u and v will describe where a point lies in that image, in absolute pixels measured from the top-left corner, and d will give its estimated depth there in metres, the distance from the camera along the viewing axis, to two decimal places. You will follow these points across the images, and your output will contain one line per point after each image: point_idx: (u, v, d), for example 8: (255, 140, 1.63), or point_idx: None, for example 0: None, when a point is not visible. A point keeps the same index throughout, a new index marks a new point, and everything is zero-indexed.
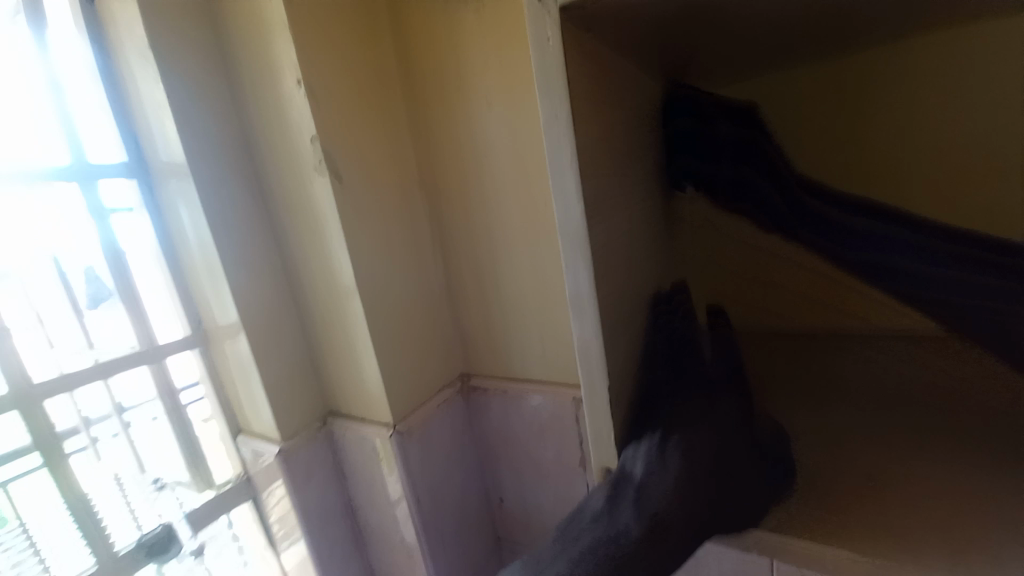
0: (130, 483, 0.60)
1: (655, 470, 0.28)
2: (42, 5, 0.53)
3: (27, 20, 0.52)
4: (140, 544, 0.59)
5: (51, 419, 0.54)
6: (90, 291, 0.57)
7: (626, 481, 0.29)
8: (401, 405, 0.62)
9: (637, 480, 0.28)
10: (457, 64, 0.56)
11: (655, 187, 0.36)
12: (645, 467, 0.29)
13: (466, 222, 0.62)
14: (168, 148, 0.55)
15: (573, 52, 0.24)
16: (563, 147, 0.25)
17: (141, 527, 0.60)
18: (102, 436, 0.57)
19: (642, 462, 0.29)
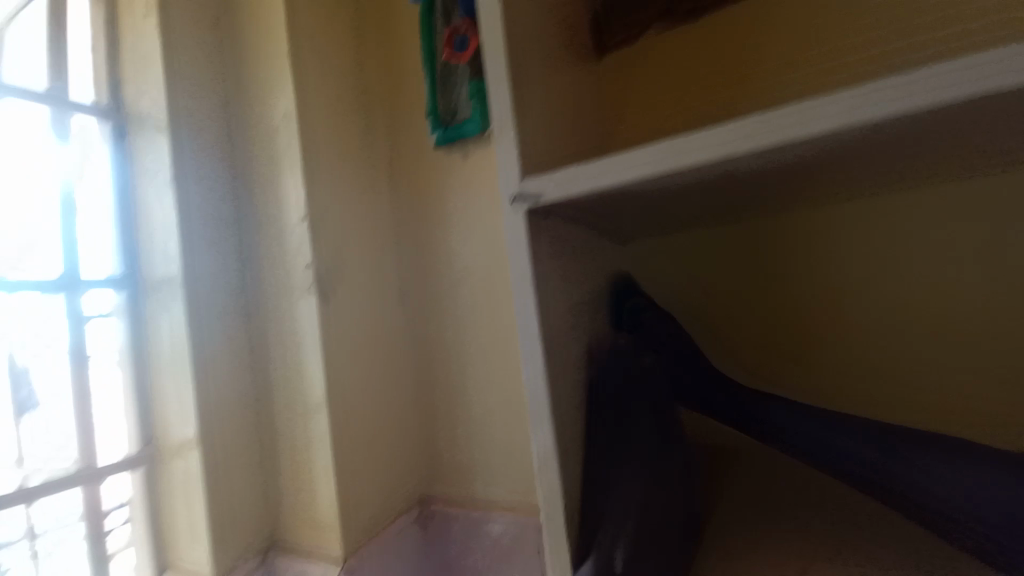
0: None
1: (602, 569, 0.30)
2: (75, 135, 0.60)
3: (55, 141, 0.58)
4: None
5: None
6: (17, 399, 0.52)
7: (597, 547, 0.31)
8: (355, 532, 0.59)
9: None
10: (441, 209, 0.66)
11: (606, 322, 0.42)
12: (597, 563, 0.30)
13: (440, 344, 0.67)
14: (165, 265, 0.59)
15: (537, 225, 0.32)
16: (527, 291, 0.31)
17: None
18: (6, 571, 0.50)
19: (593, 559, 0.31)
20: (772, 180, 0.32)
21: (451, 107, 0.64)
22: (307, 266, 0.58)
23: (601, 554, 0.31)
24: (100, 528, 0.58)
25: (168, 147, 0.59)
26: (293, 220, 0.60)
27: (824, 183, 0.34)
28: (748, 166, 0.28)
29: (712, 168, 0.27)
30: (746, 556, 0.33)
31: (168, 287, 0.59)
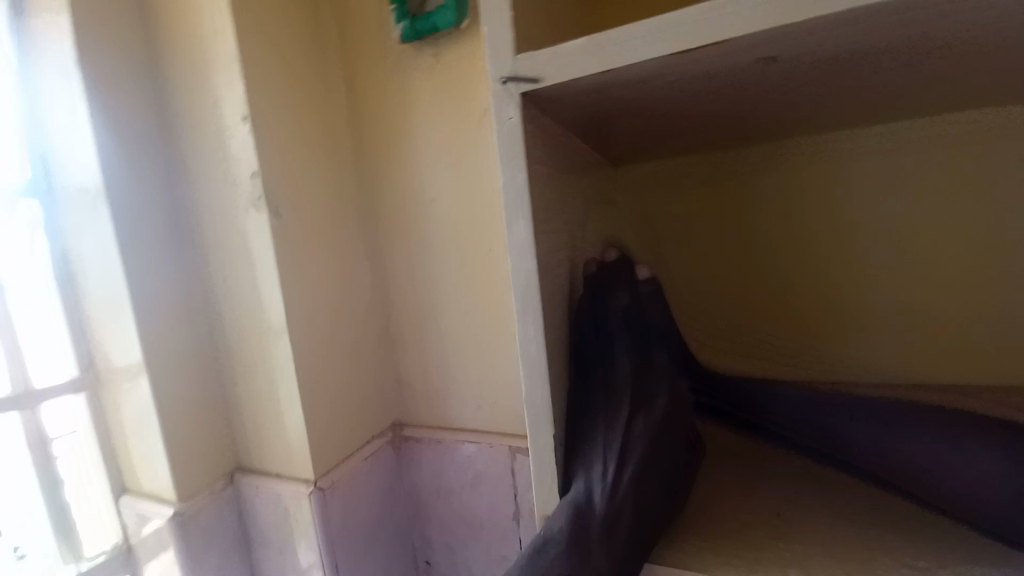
0: None
1: (578, 511, 0.28)
2: None
3: None
4: None
5: None
6: None
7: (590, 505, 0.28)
8: (326, 456, 0.58)
9: (564, 516, 0.28)
10: (409, 117, 0.59)
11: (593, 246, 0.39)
12: (573, 507, 0.28)
13: (410, 269, 0.63)
14: (83, 170, 0.50)
15: (530, 126, 0.27)
16: (519, 206, 0.27)
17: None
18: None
19: (570, 501, 0.29)
20: (797, 81, 0.28)
21: None
22: (253, 175, 0.51)
23: (578, 497, 0.28)
24: (51, 454, 0.54)
25: (69, 20, 0.47)
26: (232, 119, 0.51)
27: (850, 88, 0.31)
28: (786, 50, 0.23)
29: (747, 49, 0.22)
30: (723, 504, 0.33)
31: (88, 195, 0.51)
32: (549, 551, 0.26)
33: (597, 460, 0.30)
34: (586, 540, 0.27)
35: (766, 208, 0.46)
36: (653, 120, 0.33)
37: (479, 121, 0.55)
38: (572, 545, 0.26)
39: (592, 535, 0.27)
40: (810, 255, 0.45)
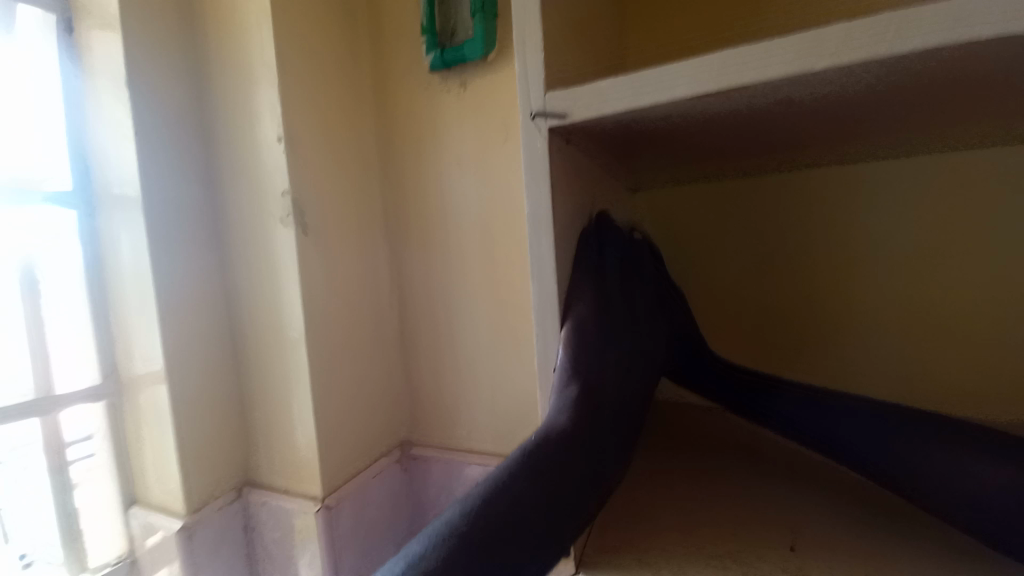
0: None
1: (581, 409, 0.26)
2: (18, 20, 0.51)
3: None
4: None
5: None
6: None
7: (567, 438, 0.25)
8: (335, 472, 0.58)
9: (567, 411, 0.26)
10: (433, 143, 0.61)
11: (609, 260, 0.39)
12: (550, 431, 0.25)
13: (427, 288, 0.64)
14: (123, 181, 0.53)
15: (557, 154, 0.28)
16: (544, 229, 0.28)
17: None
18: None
19: (573, 388, 0.26)
20: (818, 117, 0.29)
21: (450, 27, 0.58)
22: (283, 193, 0.53)
23: (562, 421, 0.25)
24: (65, 460, 0.55)
25: (122, 43, 0.51)
26: (267, 139, 0.53)
27: (865, 127, 0.32)
28: (805, 91, 0.25)
29: (767, 89, 0.24)
30: (715, 522, 0.30)
31: (125, 205, 0.53)
32: (545, 449, 0.24)
33: (585, 392, 0.26)
34: (583, 443, 0.25)
35: (799, 235, 0.48)
36: (673, 149, 0.35)
37: (500, 148, 0.57)
38: (567, 451, 0.24)
39: (590, 444, 0.25)
40: (847, 280, 0.46)
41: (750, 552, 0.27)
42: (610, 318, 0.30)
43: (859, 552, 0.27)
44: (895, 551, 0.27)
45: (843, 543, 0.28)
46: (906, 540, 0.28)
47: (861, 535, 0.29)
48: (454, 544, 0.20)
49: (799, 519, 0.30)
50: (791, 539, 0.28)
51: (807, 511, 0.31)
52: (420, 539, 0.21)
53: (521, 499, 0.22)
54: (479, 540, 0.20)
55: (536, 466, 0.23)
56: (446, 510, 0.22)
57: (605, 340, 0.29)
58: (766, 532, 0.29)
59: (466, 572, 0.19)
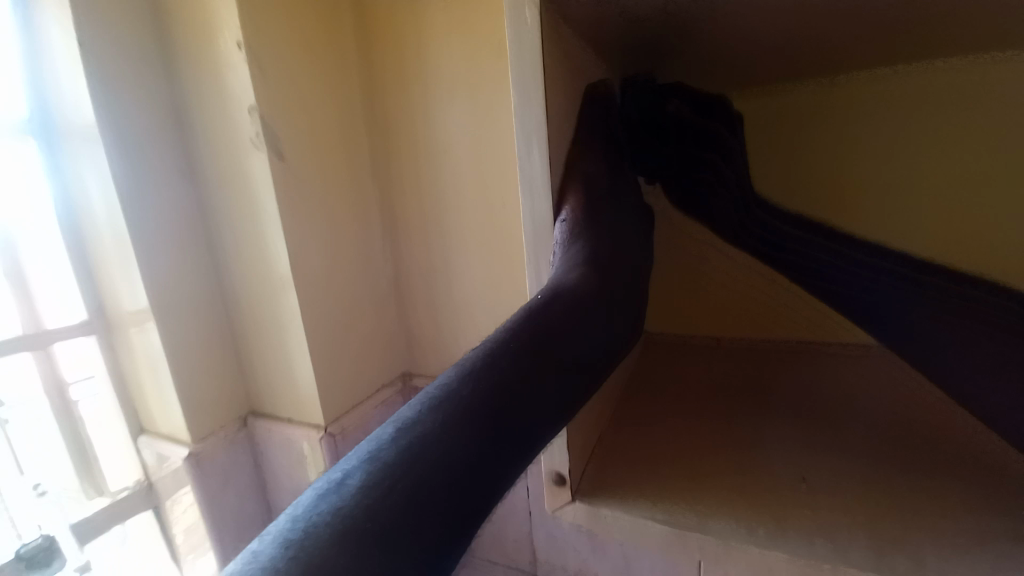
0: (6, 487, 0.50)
1: (588, 271, 0.21)
2: None
3: None
4: (18, 557, 0.49)
5: None
6: None
7: (548, 333, 0.19)
8: (335, 404, 0.58)
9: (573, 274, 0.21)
10: (418, 49, 0.54)
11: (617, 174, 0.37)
12: (520, 329, 0.19)
13: (421, 219, 0.60)
14: (75, 102, 0.47)
15: (550, 36, 0.24)
16: (535, 133, 0.24)
17: (21, 537, 0.50)
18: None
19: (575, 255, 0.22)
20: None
21: None
22: (251, 110, 0.48)
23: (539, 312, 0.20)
24: (67, 397, 0.55)
25: None
26: (227, 47, 0.47)
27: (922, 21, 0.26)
28: None
29: None
30: (712, 459, 0.29)
31: (81, 126, 0.48)
32: (542, 319, 0.19)
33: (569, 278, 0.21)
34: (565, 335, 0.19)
35: None
36: (689, 29, 0.30)
37: (492, 51, 0.51)
38: (540, 343, 0.19)
39: (601, 310, 0.21)
40: None
41: (760, 495, 0.25)
42: (613, 209, 0.27)
43: (874, 488, 0.25)
44: (910, 484, 0.26)
45: (859, 480, 0.26)
46: (928, 476, 0.26)
47: (875, 470, 0.27)
48: (432, 420, 0.16)
49: (808, 457, 0.28)
50: (809, 482, 0.26)
51: (825, 447, 0.29)
52: (394, 419, 0.17)
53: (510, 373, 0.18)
54: (459, 423, 0.16)
55: (499, 374, 0.17)
56: (371, 435, 0.16)
57: (609, 224, 0.25)
58: (775, 473, 0.27)
59: (448, 471, 0.15)
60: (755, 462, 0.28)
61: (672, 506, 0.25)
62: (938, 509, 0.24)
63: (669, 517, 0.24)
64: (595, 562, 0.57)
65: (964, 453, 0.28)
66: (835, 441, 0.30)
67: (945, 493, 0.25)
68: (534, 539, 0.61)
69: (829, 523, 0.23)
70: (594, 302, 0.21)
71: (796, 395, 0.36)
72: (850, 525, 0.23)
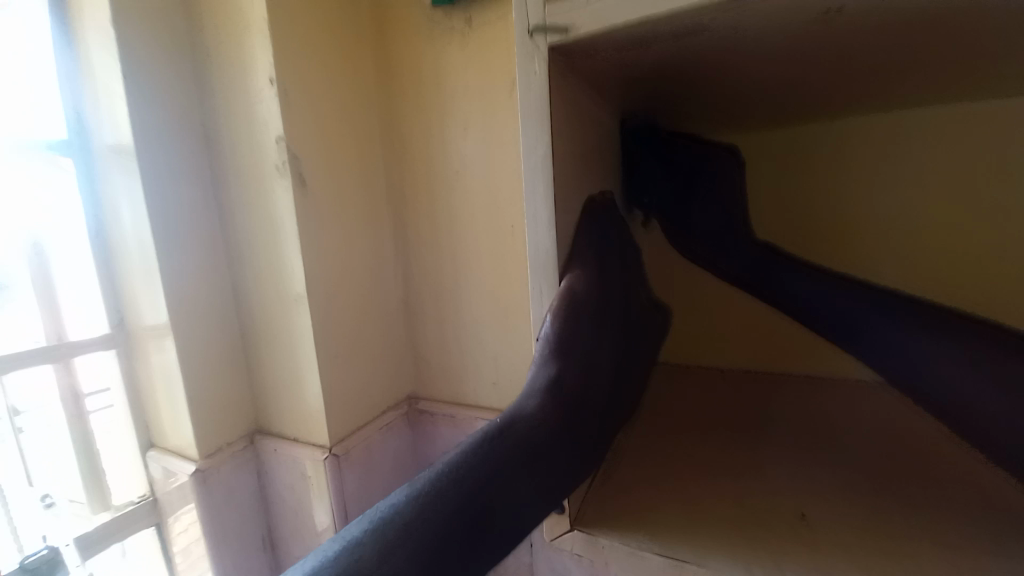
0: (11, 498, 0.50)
1: (551, 397, 0.25)
2: None
3: None
4: (21, 568, 0.49)
5: None
6: None
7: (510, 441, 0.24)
8: (341, 424, 0.58)
9: (536, 402, 0.25)
10: (436, 85, 0.57)
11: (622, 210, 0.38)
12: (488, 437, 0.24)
13: (433, 246, 0.62)
14: (117, 131, 0.51)
15: (559, 82, 0.25)
16: (541, 170, 0.25)
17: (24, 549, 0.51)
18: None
19: (545, 377, 0.25)
20: (867, 39, 0.25)
21: None
22: (278, 140, 0.51)
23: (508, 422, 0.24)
24: (83, 410, 0.57)
25: None
26: (259, 82, 0.50)
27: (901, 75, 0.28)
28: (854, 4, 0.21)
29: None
30: (711, 492, 0.29)
31: (120, 153, 0.51)
32: (504, 437, 0.24)
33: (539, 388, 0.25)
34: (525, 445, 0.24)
35: None
36: (692, 75, 0.31)
37: (506, 90, 0.53)
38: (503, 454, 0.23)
39: (563, 419, 0.25)
40: None
41: (756, 530, 0.25)
42: (605, 286, 0.29)
43: (874, 526, 0.25)
44: (912, 523, 0.25)
45: (859, 517, 0.26)
46: (931, 515, 0.26)
47: (874, 507, 0.27)
48: (383, 540, 0.20)
49: (808, 493, 0.28)
50: (807, 519, 0.26)
51: (826, 479, 0.29)
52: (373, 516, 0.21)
53: (457, 500, 0.22)
54: (398, 551, 0.19)
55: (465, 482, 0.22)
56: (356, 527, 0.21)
57: (596, 312, 0.28)
58: (773, 508, 0.27)
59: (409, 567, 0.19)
60: (753, 497, 0.28)
61: (668, 538, 0.25)
62: (944, 550, 0.23)
63: (663, 548, 0.24)
64: None
65: (969, 493, 0.28)
66: (836, 478, 0.30)
67: (940, 528, 0.25)
68: (535, 571, 0.60)
69: (826, 558, 0.23)
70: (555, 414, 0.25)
71: (795, 428, 0.36)
72: (848, 562, 0.23)
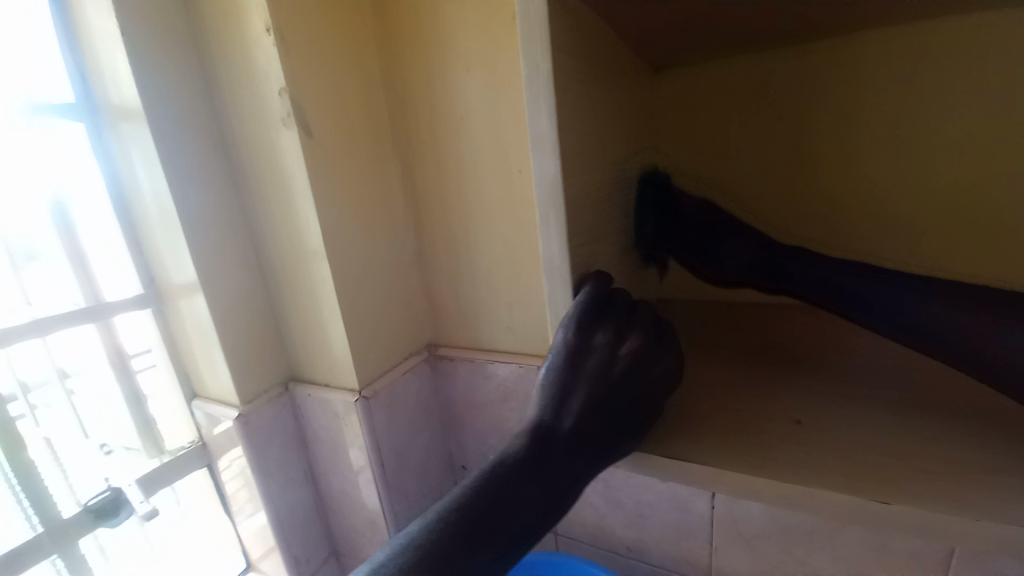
0: (68, 450, 0.56)
1: (527, 438, 0.30)
2: None
3: None
4: (85, 509, 0.57)
5: (27, 367, 0.53)
6: (24, 247, 0.52)
7: (489, 467, 0.29)
8: (367, 369, 0.62)
9: (518, 441, 0.30)
10: (435, 26, 0.56)
11: (629, 146, 0.38)
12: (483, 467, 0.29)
13: (442, 194, 0.63)
14: (122, 93, 0.51)
15: (558, 7, 0.26)
16: (545, 105, 0.26)
17: (78, 496, 0.57)
18: (42, 399, 0.54)
19: (528, 422, 0.30)
20: None
21: None
22: (282, 92, 0.51)
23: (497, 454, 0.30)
24: (128, 366, 0.61)
25: None
26: (256, 30, 0.50)
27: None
28: None
29: None
30: (707, 407, 0.31)
31: (128, 115, 0.52)
32: (490, 471, 0.29)
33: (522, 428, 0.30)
34: (503, 479, 0.28)
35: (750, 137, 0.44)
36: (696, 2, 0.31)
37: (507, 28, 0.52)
38: (488, 488, 0.28)
39: (535, 462, 0.29)
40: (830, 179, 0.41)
41: (755, 436, 0.27)
42: (603, 332, 0.30)
43: (862, 429, 0.27)
44: (904, 430, 0.27)
45: (848, 424, 0.28)
46: (925, 423, 0.28)
47: (869, 415, 0.29)
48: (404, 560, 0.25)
49: (798, 406, 0.30)
50: (803, 427, 0.28)
51: (823, 395, 0.31)
52: (403, 534, 0.27)
53: (452, 539, 0.26)
54: (412, 562, 0.25)
55: (463, 513, 0.27)
56: (383, 548, 0.26)
57: (582, 364, 0.30)
58: (770, 418, 0.29)
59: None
60: (750, 411, 0.30)
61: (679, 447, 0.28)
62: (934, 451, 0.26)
63: (674, 454, 0.27)
64: (611, 516, 0.61)
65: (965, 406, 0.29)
66: (830, 394, 0.31)
67: (928, 432, 0.27)
68: None
69: (819, 457, 0.25)
70: (526, 452, 0.29)
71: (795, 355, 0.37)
72: (835, 461, 0.25)
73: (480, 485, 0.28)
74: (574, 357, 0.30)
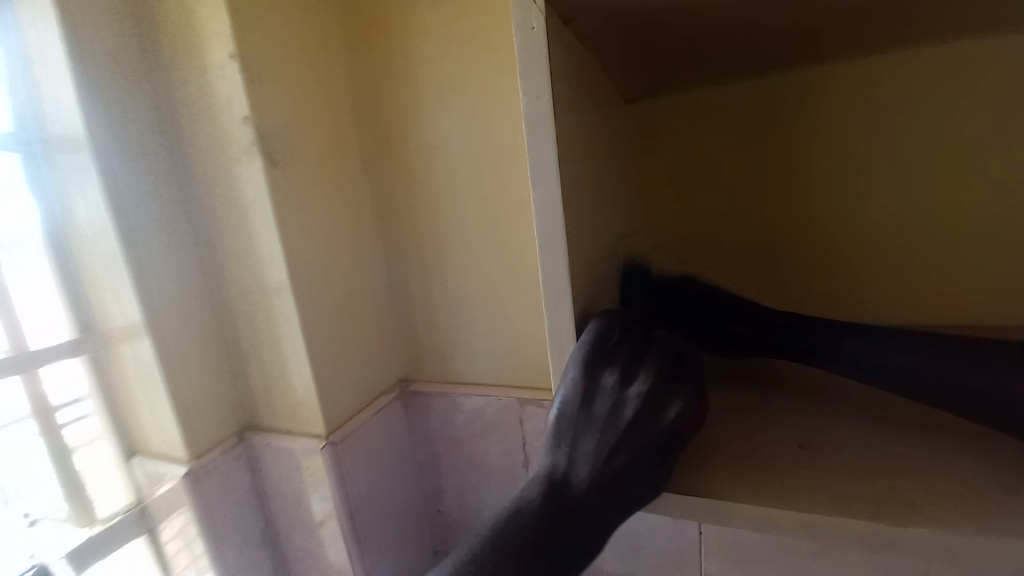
0: None
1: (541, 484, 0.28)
2: None
3: None
4: None
5: None
6: None
7: (501, 516, 0.28)
8: (337, 411, 0.58)
9: (532, 488, 0.28)
10: (410, 58, 0.56)
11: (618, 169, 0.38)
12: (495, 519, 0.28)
13: (416, 224, 0.61)
14: (63, 121, 0.47)
15: (555, 35, 0.26)
16: (545, 128, 0.25)
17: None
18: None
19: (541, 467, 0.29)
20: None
21: None
22: (246, 121, 0.49)
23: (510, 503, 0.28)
24: (53, 422, 0.53)
25: None
26: (219, 58, 0.48)
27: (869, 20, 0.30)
28: None
29: None
30: (716, 437, 0.30)
31: (70, 144, 0.48)
32: (502, 522, 0.28)
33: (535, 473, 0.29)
34: (515, 528, 0.27)
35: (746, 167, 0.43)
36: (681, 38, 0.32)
37: (483, 61, 0.53)
38: (499, 540, 0.27)
39: (548, 506, 0.27)
40: (830, 205, 0.42)
41: (770, 466, 0.27)
42: (611, 368, 0.29)
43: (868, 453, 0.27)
44: (905, 450, 0.28)
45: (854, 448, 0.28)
46: (927, 443, 0.28)
47: (870, 437, 0.29)
48: None
49: (802, 430, 0.30)
50: (813, 453, 0.28)
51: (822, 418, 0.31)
52: None
53: None
54: None
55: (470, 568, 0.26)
56: None
57: (589, 401, 0.29)
58: (779, 446, 0.29)
59: None
60: (760, 440, 0.30)
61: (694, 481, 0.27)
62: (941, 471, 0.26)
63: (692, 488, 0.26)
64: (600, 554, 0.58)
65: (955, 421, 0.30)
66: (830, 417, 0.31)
67: (931, 452, 0.27)
68: None
69: (838, 485, 0.25)
70: (538, 497, 0.28)
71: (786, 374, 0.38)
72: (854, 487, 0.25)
73: (490, 535, 0.27)
74: (586, 400, 0.29)
